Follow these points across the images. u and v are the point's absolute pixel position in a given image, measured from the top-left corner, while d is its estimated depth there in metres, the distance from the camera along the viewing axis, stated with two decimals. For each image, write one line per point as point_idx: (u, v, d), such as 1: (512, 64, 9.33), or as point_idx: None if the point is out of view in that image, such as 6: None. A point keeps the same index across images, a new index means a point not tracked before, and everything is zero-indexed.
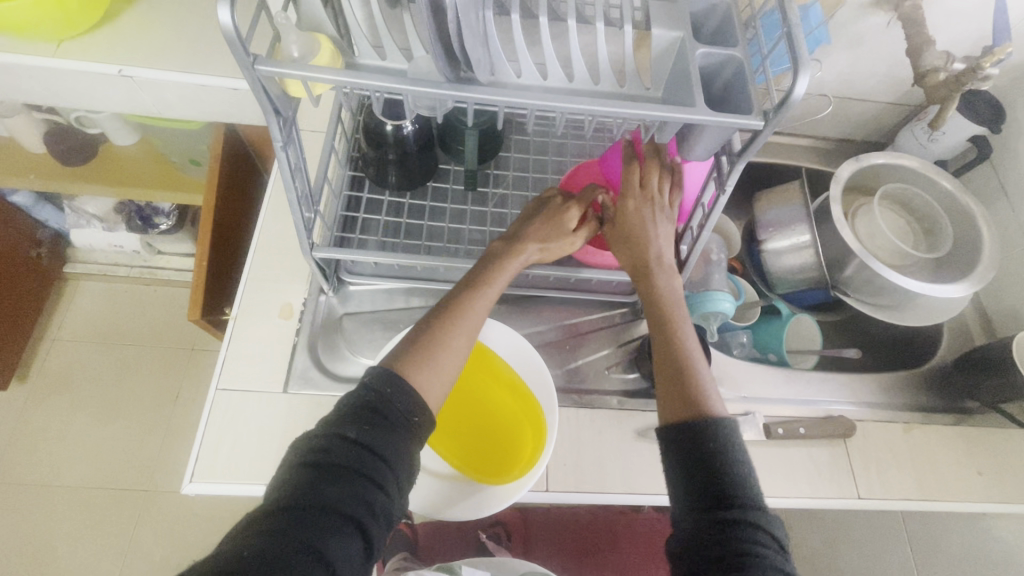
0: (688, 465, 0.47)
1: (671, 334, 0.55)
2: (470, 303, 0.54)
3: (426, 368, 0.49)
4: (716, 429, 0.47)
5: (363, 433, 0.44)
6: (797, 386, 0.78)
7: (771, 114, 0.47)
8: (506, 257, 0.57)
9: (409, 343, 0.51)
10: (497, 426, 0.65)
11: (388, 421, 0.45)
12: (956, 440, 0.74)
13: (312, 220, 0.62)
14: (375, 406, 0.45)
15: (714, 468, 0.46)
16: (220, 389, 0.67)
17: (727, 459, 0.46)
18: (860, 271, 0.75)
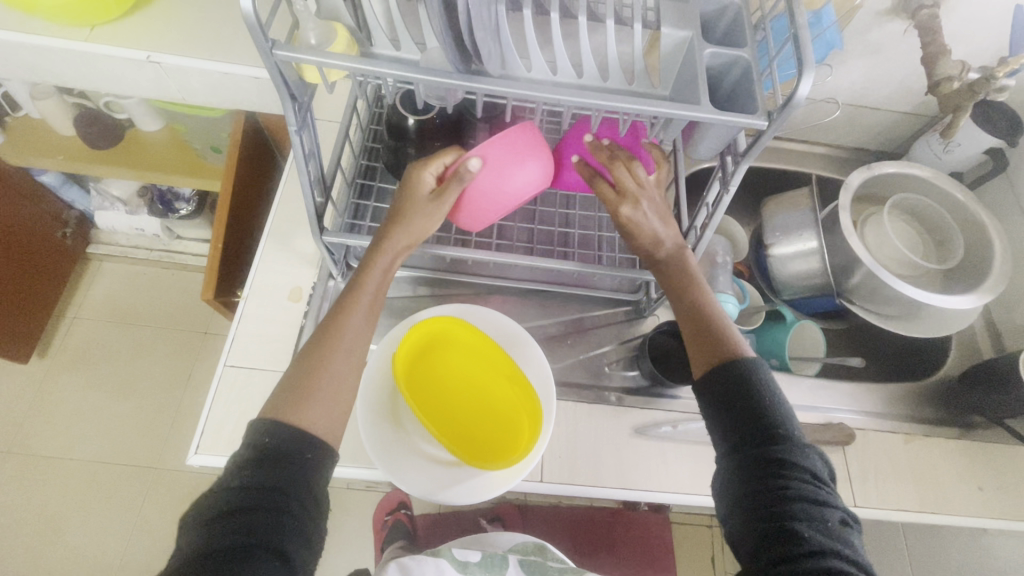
0: (729, 406, 0.51)
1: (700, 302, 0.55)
2: (347, 320, 0.53)
3: (312, 404, 0.48)
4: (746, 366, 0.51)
5: (258, 475, 0.44)
6: (798, 392, 0.77)
7: (776, 114, 0.48)
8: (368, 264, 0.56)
9: (288, 388, 0.49)
10: (493, 414, 0.66)
11: (284, 459, 0.45)
12: (958, 454, 0.74)
13: (323, 205, 0.64)
14: (264, 448, 0.45)
15: (753, 405, 0.50)
16: (228, 365, 0.69)
17: (765, 396, 0.50)
18: (867, 279, 0.75)
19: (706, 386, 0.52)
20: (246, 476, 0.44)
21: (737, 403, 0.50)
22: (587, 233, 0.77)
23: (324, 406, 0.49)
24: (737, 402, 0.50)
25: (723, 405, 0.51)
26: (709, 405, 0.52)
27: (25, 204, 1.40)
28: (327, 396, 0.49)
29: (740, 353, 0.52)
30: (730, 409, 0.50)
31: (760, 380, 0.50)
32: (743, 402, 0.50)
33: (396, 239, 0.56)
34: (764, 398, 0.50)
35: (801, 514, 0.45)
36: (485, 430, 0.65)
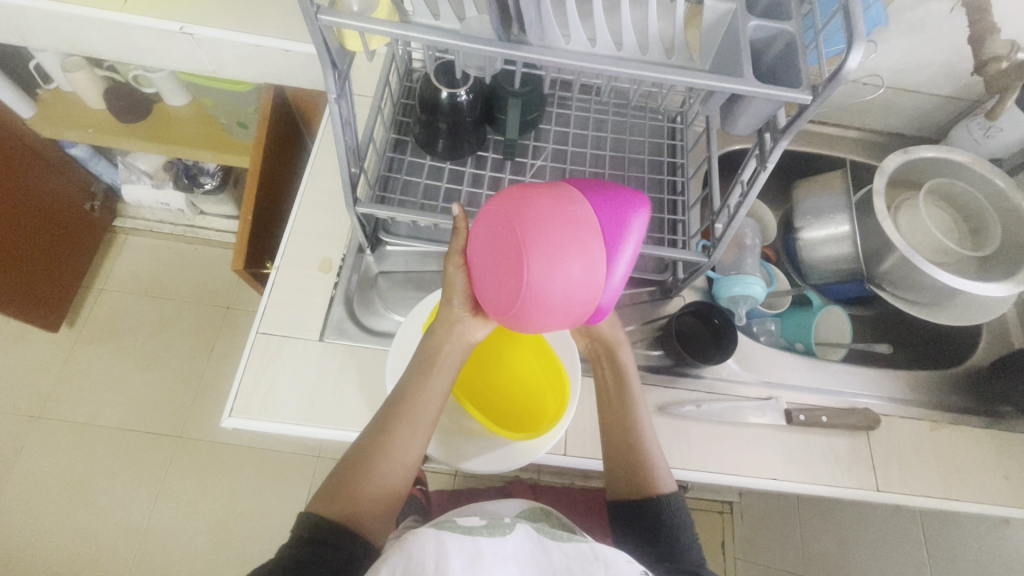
0: (638, 523, 0.62)
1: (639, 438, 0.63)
2: (388, 435, 0.56)
3: (367, 497, 0.54)
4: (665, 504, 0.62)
5: (311, 551, 0.50)
6: (823, 376, 0.77)
7: (820, 89, 0.47)
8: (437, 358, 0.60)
9: (343, 475, 0.55)
10: (523, 395, 0.66)
11: (330, 546, 0.50)
12: (985, 443, 0.73)
13: (356, 176, 0.64)
14: (312, 534, 0.51)
15: (658, 535, 0.61)
16: (259, 332, 0.70)
17: (674, 523, 0.61)
18: (899, 265, 0.74)
19: (620, 503, 0.64)
20: (297, 553, 0.49)
21: (644, 521, 0.62)
22: None
23: (372, 500, 0.55)
24: (647, 527, 0.62)
25: (633, 524, 0.63)
26: (623, 520, 0.64)
27: (55, 175, 1.43)
28: (363, 490, 0.54)
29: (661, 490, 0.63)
30: (638, 525, 0.62)
31: (669, 514, 0.61)
32: (648, 524, 0.61)
33: (434, 362, 0.59)
34: (670, 520, 0.61)
35: None
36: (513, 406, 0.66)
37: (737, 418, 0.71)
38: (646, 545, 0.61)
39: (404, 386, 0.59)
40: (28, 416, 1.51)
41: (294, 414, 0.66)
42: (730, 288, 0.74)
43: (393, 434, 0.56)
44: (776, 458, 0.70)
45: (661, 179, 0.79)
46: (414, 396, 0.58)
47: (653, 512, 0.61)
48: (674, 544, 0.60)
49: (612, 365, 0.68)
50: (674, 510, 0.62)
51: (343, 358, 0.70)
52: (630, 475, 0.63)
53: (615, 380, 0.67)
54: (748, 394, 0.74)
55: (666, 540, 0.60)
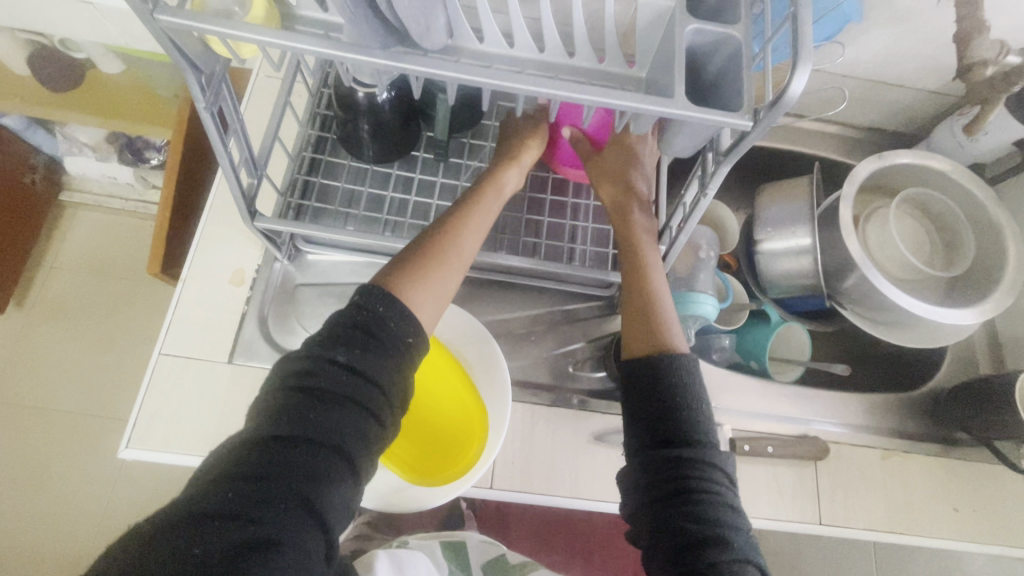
0: (659, 428, 0.48)
1: (661, 322, 0.52)
2: (460, 233, 0.51)
3: (423, 291, 0.47)
4: (685, 362, 0.50)
5: (353, 356, 0.42)
6: (774, 400, 0.73)
7: (762, 113, 0.40)
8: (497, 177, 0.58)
9: (408, 263, 0.48)
10: (454, 431, 0.62)
11: (380, 344, 0.43)
12: (936, 472, 0.70)
13: (254, 186, 0.57)
14: (374, 322, 0.44)
15: (666, 399, 0.48)
16: (162, 353, 0.64)
17: (692, 398, 0.48)
18: (861, 284, 0.68)
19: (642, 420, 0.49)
20: (347, 357, 0.42)
21: (669, 422, 0.48)
22: (557, 222, 0.70)
23: (429, 298, 0.47)
24: (673, 470, 0.47)
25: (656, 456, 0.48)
26: (636, 394, 0.50)
27: None
28: (435, 288, 0.48)
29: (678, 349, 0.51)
30: (664, 450, 0.47)
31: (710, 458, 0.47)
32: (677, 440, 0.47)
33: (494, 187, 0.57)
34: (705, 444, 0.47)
35: (713, 517, 0.45)
36: (443, 446, 0.62)
37: None
38: (678, 493, 0.46)
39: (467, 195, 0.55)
40: None
41: (198, 446, 0.61)
42: (679, 308, 0.68)
43: (464, 233, 0.52)
44: None
45: None
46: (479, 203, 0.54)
47: (680, 396, 0.48)
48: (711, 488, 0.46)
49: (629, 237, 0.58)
50: (709, 432, 0.48)
51: (254, 384, 0.64)
52: (639, 330, 0.52)
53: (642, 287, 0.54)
54: None
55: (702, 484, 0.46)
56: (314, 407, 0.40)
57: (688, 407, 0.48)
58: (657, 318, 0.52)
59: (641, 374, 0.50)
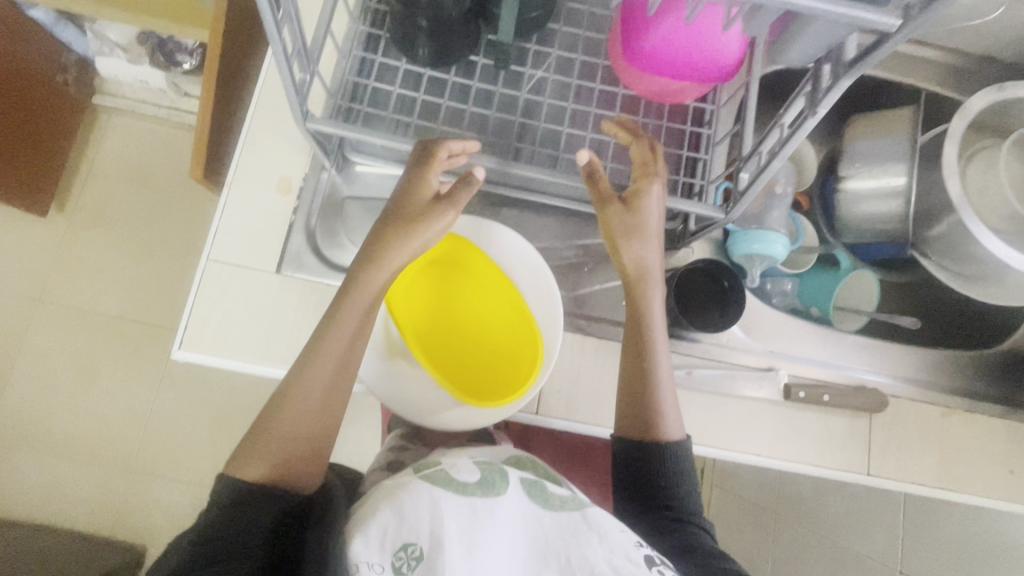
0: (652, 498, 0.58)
1: (654, 387, 0.59)
2: (289, 397, 0.51)
3: (257, 455, 0.48)
4: (671, 453, 0.58)
5: (225, 516, 0.44)
6: (832, 349, 0.70)
7: (915, 11, 0.33)
8: (371, 271, 0.54)
9: (247, 445, 0.49)
10: (486, 339, 0.61)
11: (237, 507, 0.45)
12: (997, 433, 0.67)
13: (306, 83, 0.52)
14: (227, 497, 0.45)
15: (659, 486, 0.58)
16: (210, 260, 0.63)
17: (678, 481, 0.58)
18: (952, 231, 0.62)
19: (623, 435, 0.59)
20: (224, 513, 0.45)
21: (660, 495, 0.58)
22: (624, 145, 0.64)
23: (265, 457, 0.48)
24: (652, 475, 0.58)
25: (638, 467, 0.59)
26: (625, 485, 0.60)
27: (13, 38, 1.23)
28: (263, 455, 0.48)
29: (668, 436, 0.58)
30: (658, 512, 0.58)
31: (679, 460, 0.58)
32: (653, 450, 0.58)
33: (370, 286, 0.54)
34: (689, 512, 0.58)
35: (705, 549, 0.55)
36: (460, 343, 0.61)
37: (731, 390, 0.65)
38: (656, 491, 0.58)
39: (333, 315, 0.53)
40: (28, 298, 1.44)
41: (249, 353, 0.61)
42: (749, 245, 0.64)
43: (295, 387, 0.51)
44: (764, 434, 0.65)
45: (685, 106, 0.66)
46: (326, 338, 0.52)
47: (667, 480, 0.58)
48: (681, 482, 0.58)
49: (637, 314, 0.61)
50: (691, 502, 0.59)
51: (302, 296, 0.63)
52: (637, 418, 0.59)
53: (643, 357, 0.60)
54: (748, 364, 0.67)
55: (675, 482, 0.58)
56: (211, 552, 0.43)
57: (677, 479, 0.58)
58: (647, 374, 0.59)
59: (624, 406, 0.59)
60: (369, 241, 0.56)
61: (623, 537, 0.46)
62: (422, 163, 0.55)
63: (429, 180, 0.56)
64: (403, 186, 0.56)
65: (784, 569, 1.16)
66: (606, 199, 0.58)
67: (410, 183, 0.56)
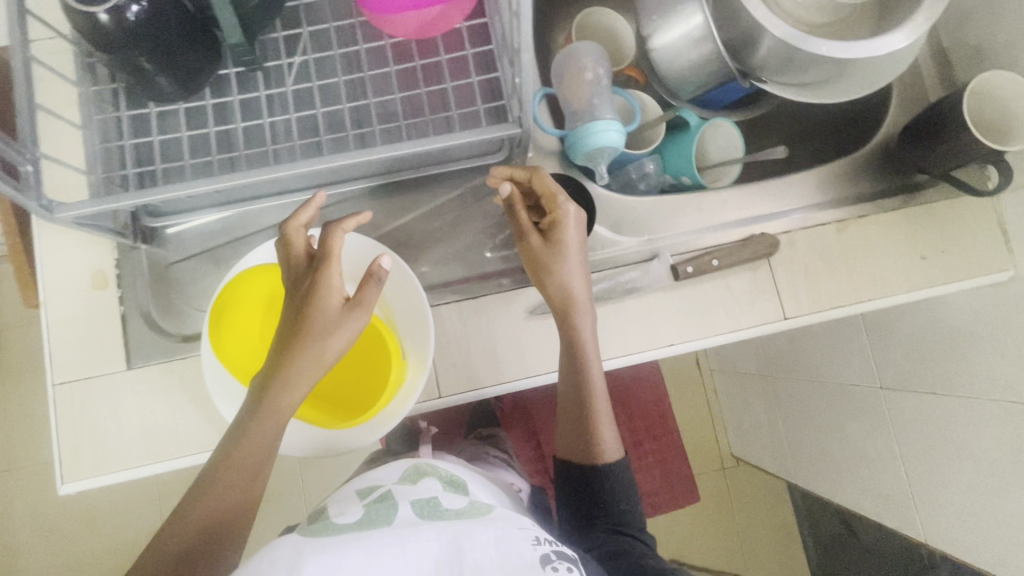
0: (587, 506, 0.59)
1: (592, 415, 0.60)
2: (161, 540, 0.43)
3: None
4: (610, 475, 0.59)
5: None
6: (712, 211, 0.66)
7: None
8: (278, 396, 0.46)
9: None
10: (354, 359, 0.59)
11: None
12: (899, 226, 0.65)
13: (32, 174, 0.47)
14: None
15: (598, 499, 0.59)
16: (57, 384, 0.59)
17: (620, 492, 0.59)
18: (775, 47, 0.57)
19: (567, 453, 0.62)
20: None
21: (601, 505, 0.59)
22: (414, 96, 0.59)
23: None
24: (589, 485, 0.60)
25: (574, 488, 0.60)
26: (566, 496, 0.62)
27: None
28: None
29: (605, 458, 0.60)
30: (598, 521, 0.58)
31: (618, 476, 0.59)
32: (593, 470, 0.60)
33: (279, 404, 0.46)
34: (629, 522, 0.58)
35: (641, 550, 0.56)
36: (342, 376, 0.59)
37: (621, 293, 0.62)
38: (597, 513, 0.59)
39: (235, 435, 0.46)
40: None
41: (133, 459, 0.58)
42: (582, 144, 0.60)
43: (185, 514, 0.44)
44: (669, 322, 0.62)
45: (458, 31, 0.59)
46: (223, 472, 0.45)
47: (606, 491, 0.59)
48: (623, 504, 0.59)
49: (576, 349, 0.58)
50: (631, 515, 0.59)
51: (161, 381, 0.60)
52: (577, 446, 0.61)
53: (582, 384, 0.59)
54: (632, 261, 0.64)
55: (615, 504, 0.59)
56: None
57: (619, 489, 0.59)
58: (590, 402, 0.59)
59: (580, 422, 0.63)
60: (275, 353, 0.47)
61: (522, 534, 0.47)
62: (325, 260, 0.47)
63: (333, 286, 0.47)
64: (303, 290, 0.48)
65: (791, 425, 1.16)
66: (527, 230, 0.59)
67: (313, 287, 0.47)
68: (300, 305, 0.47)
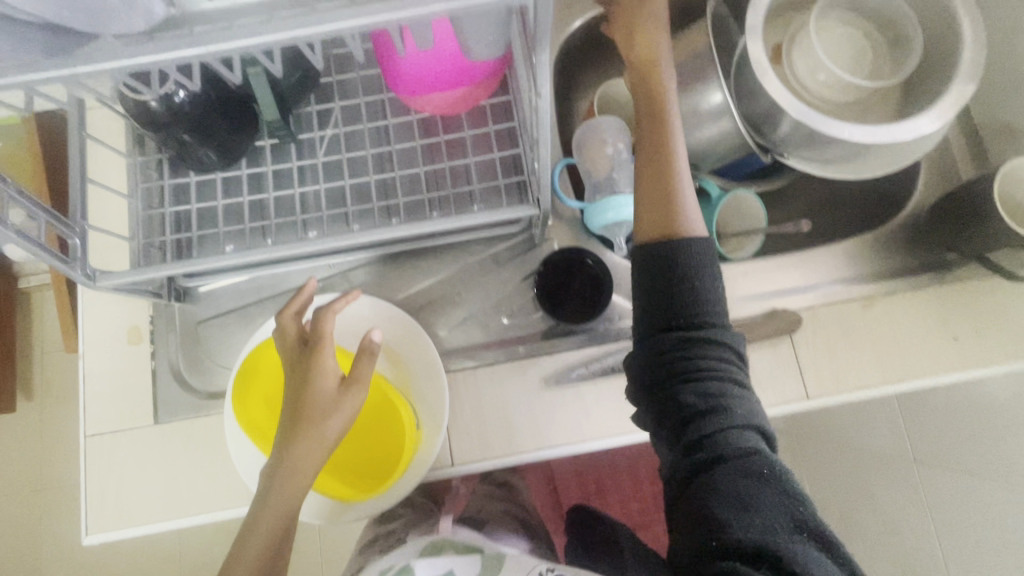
0: (669, 303, 0.46)
1: (675, 181, 0.48)
2: None
3: None
4: (690, 247, 0.47)
5: None
6: (732, 282, 0.65)
7: None
8: (287, 485, 0.46)
9: None
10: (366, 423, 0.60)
11: None
12: (931, 305, 0.62)
13: (79, 245, 0.50)
14: None
15: (679, 297, 0.46)
16: (89, 435, 0.61)
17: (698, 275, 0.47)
18: (796, 126, 0.57)
19: (647, 308, 0.48)
20: None
21: (678, 295, 0.46)
22: (438, 168, 0.61)
23: None
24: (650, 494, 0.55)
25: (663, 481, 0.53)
26: (645, 278, 0.47)
27: None
28: None
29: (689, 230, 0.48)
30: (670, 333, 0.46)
31: (704, 261, 0.47)
32: (679, 315, 0.46)
33: (288, 492, 0.46)
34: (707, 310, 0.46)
35: (722, 392, 0.45)
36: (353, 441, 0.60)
37: None
38: (682, 376, 0.46)
39: (247, 528, 0.47)
40: None
41: (154, 513, 0.60)
42: (602, 216, 0.59)
43: None
44: None
45: (482, 106, 0.62)
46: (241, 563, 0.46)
47: (684, 268, 0.46)
48: (728, 387, 0.46)
49: (662, 146, 0.49)
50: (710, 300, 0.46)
51: (184, 436, 0.61)
52: (657, 214, 0.48)
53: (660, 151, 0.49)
54: None
55: (720, 389, 0.45)
56: None
57: (694, 288, 0.46)
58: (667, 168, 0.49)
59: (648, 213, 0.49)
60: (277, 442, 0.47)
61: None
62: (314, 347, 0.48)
63: (326, 368, 0.48)
64: (296, 378, 0.48)
65: None
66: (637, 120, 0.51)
67: (306, 373, 0.48)
68: (295, 393, 0.48)
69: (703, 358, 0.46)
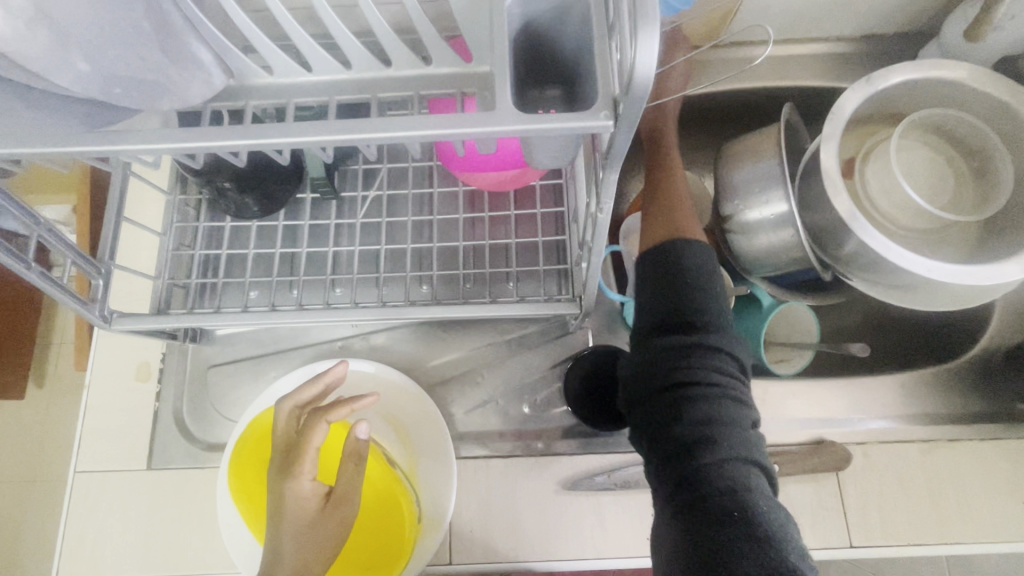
0: (664, 307, 0.45)
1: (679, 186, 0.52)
2: None
3: None
4: (692, 251, 0.46)
5: None
6: (776, 401, 0.60)
7: (621, 105, 0.28)
8: None
9: None
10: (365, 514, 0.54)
11: None
12: (997, 460, 0.56)
13: (102, 287, 0.49)
14: None
15: (679, 304, 0.44)
16: (78, 472, 0.59)
17: (702, 284, 0.45)
18: (862, 250, 0.53)
19: (650, 314, 0.46)
20: None
21: (674, 303, 0.45)
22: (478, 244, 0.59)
23: None
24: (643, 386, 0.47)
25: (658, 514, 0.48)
26: (646, 285, 0.47)
27: None
28: None
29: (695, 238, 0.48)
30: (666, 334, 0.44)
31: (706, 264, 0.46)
32: (675, 316, 0.44)
33: None
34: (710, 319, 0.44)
35: (725, 416, 0.41)
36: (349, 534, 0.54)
37: None
38: (674, 388, 0.43)
39: None
40: None
41: (128, 568, 0.56)
42: None
43: None
44: None
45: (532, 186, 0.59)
46: None
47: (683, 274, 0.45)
48: (720, 410, 0.41)
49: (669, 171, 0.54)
50: (714, 314, 0.44)
51: (174, 488, 0.58)
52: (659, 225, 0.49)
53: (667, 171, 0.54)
54: None
55: (708, 411, 0.41)
56: None
57: (698, 292, 0.45)
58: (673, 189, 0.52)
59: (653, 261, 0.47)
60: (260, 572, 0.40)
61: None
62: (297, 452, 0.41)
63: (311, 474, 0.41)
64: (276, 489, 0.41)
65: None
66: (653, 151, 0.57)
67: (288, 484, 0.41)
68: (277, 508, 0.41)
69: (692, 376, 0.42)
